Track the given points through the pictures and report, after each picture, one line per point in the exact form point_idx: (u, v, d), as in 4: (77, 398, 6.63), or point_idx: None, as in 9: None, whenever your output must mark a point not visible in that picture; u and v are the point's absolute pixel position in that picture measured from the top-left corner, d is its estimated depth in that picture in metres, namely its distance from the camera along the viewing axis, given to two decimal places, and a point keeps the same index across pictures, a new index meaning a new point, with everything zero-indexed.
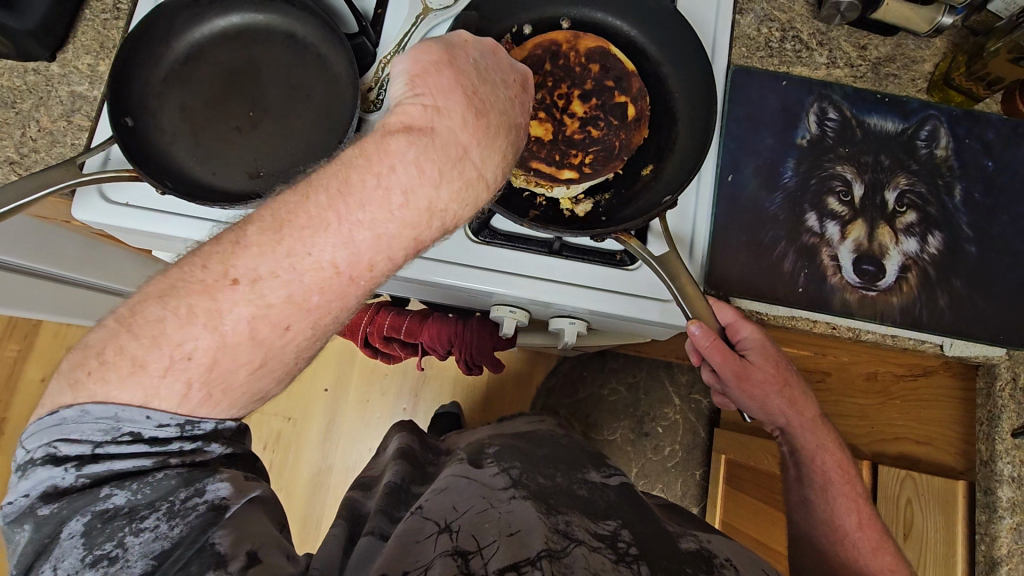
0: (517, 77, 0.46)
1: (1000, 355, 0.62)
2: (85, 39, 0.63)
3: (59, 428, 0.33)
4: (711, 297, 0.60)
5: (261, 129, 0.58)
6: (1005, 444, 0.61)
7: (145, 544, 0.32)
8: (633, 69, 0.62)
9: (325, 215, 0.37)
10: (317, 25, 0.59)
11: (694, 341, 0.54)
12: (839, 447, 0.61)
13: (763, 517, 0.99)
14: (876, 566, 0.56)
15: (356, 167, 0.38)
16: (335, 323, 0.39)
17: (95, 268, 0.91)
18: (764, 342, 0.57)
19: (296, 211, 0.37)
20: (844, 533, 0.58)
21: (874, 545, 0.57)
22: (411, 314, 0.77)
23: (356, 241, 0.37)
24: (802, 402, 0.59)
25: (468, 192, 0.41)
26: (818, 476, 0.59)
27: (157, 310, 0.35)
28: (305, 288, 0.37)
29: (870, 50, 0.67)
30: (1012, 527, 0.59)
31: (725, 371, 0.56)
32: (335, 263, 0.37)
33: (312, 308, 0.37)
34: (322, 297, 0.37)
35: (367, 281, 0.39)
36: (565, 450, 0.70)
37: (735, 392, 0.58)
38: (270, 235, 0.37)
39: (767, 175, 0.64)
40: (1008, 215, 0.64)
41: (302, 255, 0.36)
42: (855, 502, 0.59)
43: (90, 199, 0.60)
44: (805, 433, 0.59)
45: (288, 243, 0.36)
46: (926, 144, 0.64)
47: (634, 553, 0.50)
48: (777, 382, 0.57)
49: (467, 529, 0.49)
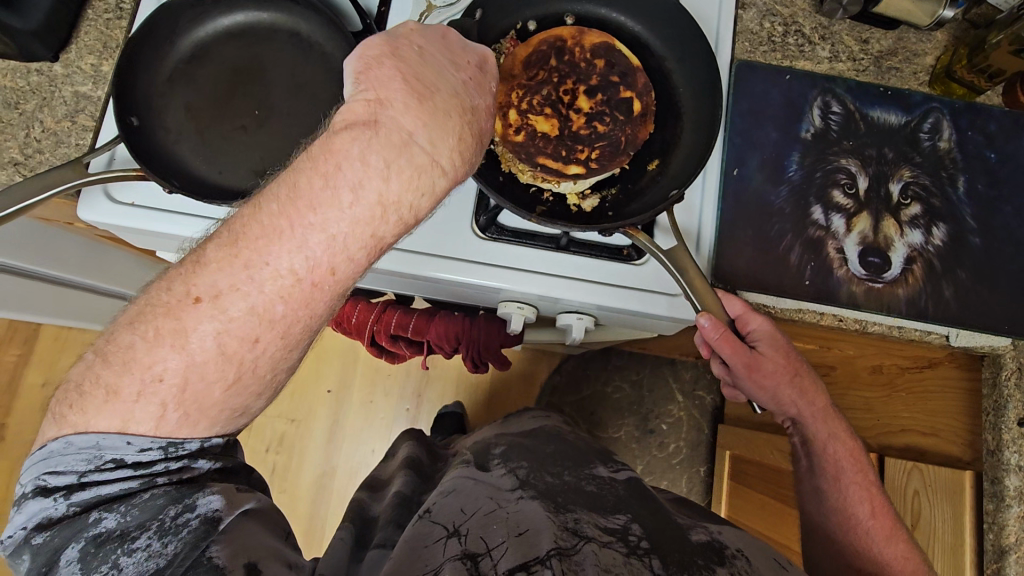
0: (470, 57, 0.44)
1: (1006, 345, 0.62)
2: (89, 39, 0.62)
3: (46, 461, 0.34)
4: (719, 290, 0.60)
5: (267, 127, 0.58)
6: (1012, 433, 0.61)
7: (140, 563, 0.33)
8: (638, 64, 0.61)
9: (278, 222, 0.36)
10: (322, 23, 0.59)
11: (705, 336, 0.54)
12: (850, 436, 0.61)
13: (769, 511, 0.99)
14: (890, 553, 0.57)
15: (303, 170, 0.37)
16: (310, 331, 0.38)
17: (96, 269, 0.90)
18: (773, 334, 0.57)
19: (251, 222, 0.36)
20: (856, 521, 0.58)
21: (887, 533, 0.58)
22: (417, 312, 0.77)
23: (310, 245, 0.36)
24: (812, 392, 0.60)
25: (424, 177, 0.38)
26: (830, 466, 0.60)
27: (129, 336, 0.36)
28: (265, 297, 0.36)
29: (872, 44, 0.67)
30: (1019, 516, 0.59)
31: (735, 362, 0.56)
32: (293, 270, 0.36)
33: (278, 318, 0.36)
34: (287, 305, 0.36)
35: (334, 285, 0.37)
36: (573, 446, 0.70)
37: (745, 383, 0.58)
38: (227, 249, 0.36)
39: (772, 168, 0.64)
40: (1010, 207, 0.64)
41: (260, 266, 0.35)
42: (868, 491, 0.59)
43: (95, 199, 0.59)
44: (815, 422, 0.60)
45: (244, 253, 0.36)
46: (929, 136, 0.65)
47: (645, 547, 0.49)
48: (787, 372, 0.58)
49: (476, 531, 0.49)
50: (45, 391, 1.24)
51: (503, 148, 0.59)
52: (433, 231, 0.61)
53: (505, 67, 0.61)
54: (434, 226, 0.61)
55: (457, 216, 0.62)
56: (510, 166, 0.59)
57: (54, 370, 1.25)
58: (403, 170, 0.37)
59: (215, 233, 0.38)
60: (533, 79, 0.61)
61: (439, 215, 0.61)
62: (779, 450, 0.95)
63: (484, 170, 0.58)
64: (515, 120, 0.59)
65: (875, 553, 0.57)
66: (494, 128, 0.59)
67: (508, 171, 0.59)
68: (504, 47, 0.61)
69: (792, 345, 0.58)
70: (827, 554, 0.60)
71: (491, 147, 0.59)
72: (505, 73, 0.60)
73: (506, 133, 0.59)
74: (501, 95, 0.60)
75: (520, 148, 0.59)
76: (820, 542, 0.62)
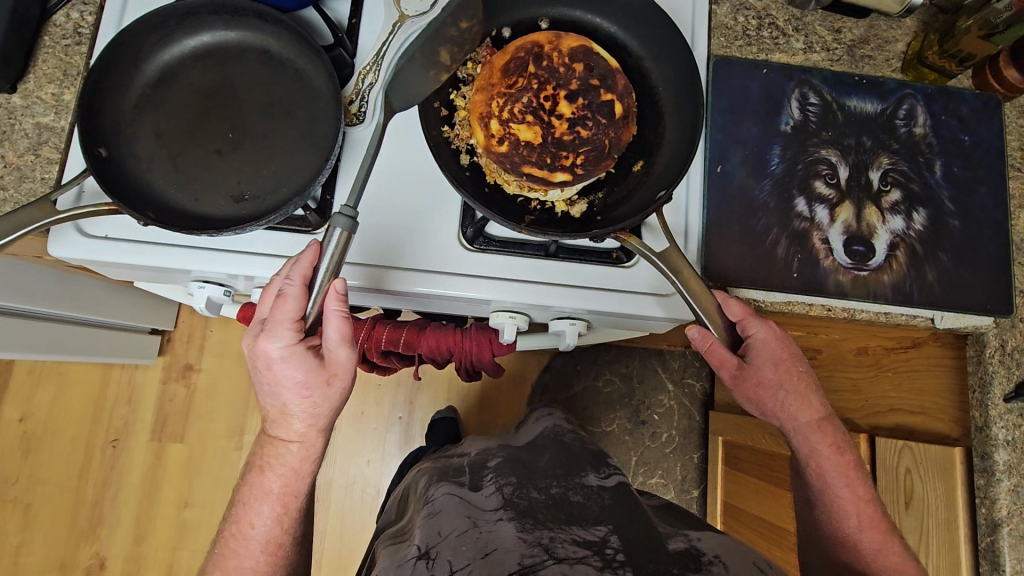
0: (265, 358, 0.50)
1: (988, 324, 0.64)
2: (47, 67, 0.60)
3: None
4: (719, 291, 0.60)
5: (242, 151, 0.56)
6: (998, 409, 0.62)
7: None
8: (616, 66, 0.59)
9: (242, 509, 0.56)
10: (294, 41, 0.57)
11: (696, 344, 0.58)
12: (843, 453, 0.60)
13: (760, 492, 1.03)
14: (881, 564, 0.59)
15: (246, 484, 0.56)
16: (277, 558, 0.56)
17: (70, 298, 0.88)
18: (770, 345, 0.58)
19: (233, 524, 0.56)
20: (847, 534, 0.60)
21: (879, 544, 0.60)
22: (408, 325, 0.74)
23: (259, 520, 0.55)
24: (801, 407, 0.59)
25: (303, 457, 0.55)
26: (815, 477, 0.61)
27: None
28: (245, 557, 0.55)
29: (845, 33, 0.68)
30: (1009, 489, 0.61)
31: (722, 373, 0.58)
32: (258, 531, 0.55)
33: (252, 565, 0.55)
34: (262, 559, 0.55)
35: (282, 533, 0.56)
36: (568, 452, 0.78)
37: (735, 390, 0.59)
38: (225, 542, 0.56)
39: (754, 163, 0.64)
40: (986, 187, 0.65)
41: (240, 543, 0.55)
42: (856, 505, 0.60)
43: (66, 234, 0.57)
44: (808, 435, 0.60)
45: (231, 540, 0.56)
46: (905, 122, 0.66)
47: (620, 560, 0.54)
48: (780, 384, 0.58)
49: (445, 555, 0.56)
50: (25, 426, 1.21)
51: (487, 159, 0.59)
52: (419, 246, 0.60)
53: (483, 77, 0.59)
54: (419, 241, 0.60)
55: (444, 229, 0.61)
56: (496, 177, 0.59)
57: (31, 404, 1.22)
58: (277, 456, 0.55)
59: (222, 526, 0.58)
60: (512, 87, 0.58)
61: (424, 230, 0.60)
62: (767, 434, 0.97)
63: (469, 184, 0.58)
64: (498, 130, 0.57)
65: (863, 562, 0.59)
66: (476, 140, 0.58)
67: (494, 182, 0.59)
68: (479, 56, 0.61)
69: (792, 356, 0.58)
70: (826, 557, 0.63)
71: (475, 159, 0.60)
72: (484, 83, 0.59)
73: (490, 144, 0.57)
74: (481, 106, 0.58)
75: (504, 159, 0.57)
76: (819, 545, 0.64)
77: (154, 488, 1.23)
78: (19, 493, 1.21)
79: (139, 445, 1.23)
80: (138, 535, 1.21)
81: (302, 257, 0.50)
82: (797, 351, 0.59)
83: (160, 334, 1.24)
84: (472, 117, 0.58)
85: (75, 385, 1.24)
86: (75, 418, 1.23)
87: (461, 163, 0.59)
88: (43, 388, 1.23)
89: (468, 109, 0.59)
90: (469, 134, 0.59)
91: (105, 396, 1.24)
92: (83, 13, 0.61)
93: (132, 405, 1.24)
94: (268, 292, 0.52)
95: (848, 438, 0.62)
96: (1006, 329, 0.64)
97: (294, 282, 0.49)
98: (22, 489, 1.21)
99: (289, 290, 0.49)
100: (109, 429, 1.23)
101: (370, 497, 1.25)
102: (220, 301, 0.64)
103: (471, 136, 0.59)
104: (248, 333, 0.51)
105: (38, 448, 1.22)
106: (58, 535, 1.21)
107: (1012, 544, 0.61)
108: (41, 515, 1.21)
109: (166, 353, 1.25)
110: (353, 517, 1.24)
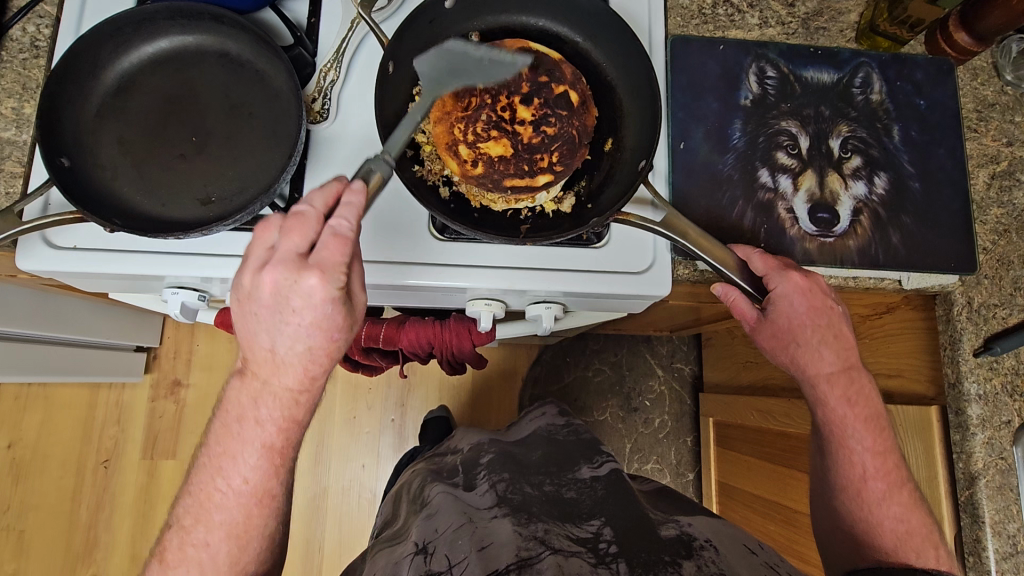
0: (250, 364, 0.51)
1: (954, 283, 0.65)
2: (6, 82, 0.60)
3: None
4: (740, 245, 0.61)
5: (207, 153, 0.57)
6: (969, 364, 0.64)
7: None
8: (559, 57, 0.60)
9: None
10: (249, 40, 0.57)
11: (721, 298, 0.62)
12: (869, 402, 0.61)
13: (752, 469, 1.04)
14: (882, 514, 0.60)
15: None
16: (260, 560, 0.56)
17: (46, 318, 0.88)
18: (791, 299, 0.58)
19: None
20: (863, 481, 0.61)
21: (883, 493, 0.60)
22: (387, 321, 0.75)
23: None
24: (811, 360, 0.60)
25: None
26: (834, 424, 0.62)
27: None
28: None
29: (799, 7, 0.69)
30: (984, 442, 0.63)
31: (748, 322, 0.62)
32: None
33: None
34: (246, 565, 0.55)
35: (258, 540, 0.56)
36: (561, 448, 0.79)
37: (760, 337, 0.62)
38: None
39: (716, 138, 0.65)
40: (944, 149, 0.67)
41: None
42: (870, 457, 0.61)
43: (32, 246, 0.57)
44: (817, 385, 0.61)
45: None
46: (861, 90, 0.67)
47: (613, 553, 0.55)
48: (796, 337, 0.60)
49: (441, 548, 0.57)
50: (13, 452, 1.20)
51: (466, 186, 0.58)
52: (391, 238, 0.61)
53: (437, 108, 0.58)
54: (389, 231, 0.61)
55: (414, 218, 0.61)
56: (479, 200, 0.58)
57: (18, 430, 1.21)
58: None
59: None
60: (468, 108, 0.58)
61: (394, 223, 0.61)
62: (756, 409, 0.99)
63: (456, 215, 0.57)
64: (468, 154, 0.57)
65: (870, 516, 0.60)
66: (450, 170, 0.57)
67: (479, 205, 0.58)
68: None
69: (815, 313, 0.58)
70: (826, 510, 0.64)
71: (455, 188, 0.59)
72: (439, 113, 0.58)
73: (465, 169, 0.57)
74: (445, 136, 0.57)
75: (483, 179, 0.57)
76: (825, 511, 0.65)
77: (148, 506, 1.22)
78: (10, 519, 1.20)
79: (130, 465, 1.23)
80: (134, 555, 1.20)
81: (353, 201, 0.48)
82: (823, 307, 0.59)
83: (145, 351, 1.23)
84: (427, 150, 0.58)
85: (61, 407, 1.23)
86: (63, 441, 1.22)
87: (442, 196, 0.58)
88: (29, 412, 1.22)
89: (432, 140, 0.58)
90: (440, 167, 0.58)
91: (93, 417, 1.23)
92: (40, 26, 0.62)
93: (121, 425, 1.23)
94: (303, 222, 0.48)
95: (874, 386, 0.62)
96: (971, 286, 0.65)
97: (350, 224, 0.48)
98: (14, 516, 1.20)
99: (344, 231, 0.48)
100: (99, 450, 1.22)
101: (366, 502, 1.25)
102: (195, 307, 0.65)
103: (443, 168, 0.58)
104: (284, 267, 0.47)
105: (28, 473, 1.21)
106: (53, 562, 1.19)
107: (990, 496, 0.62)
108: (35, 541, 1.20)
109: (153, 369, 1.24)
110: (351, 523, 1.24)
